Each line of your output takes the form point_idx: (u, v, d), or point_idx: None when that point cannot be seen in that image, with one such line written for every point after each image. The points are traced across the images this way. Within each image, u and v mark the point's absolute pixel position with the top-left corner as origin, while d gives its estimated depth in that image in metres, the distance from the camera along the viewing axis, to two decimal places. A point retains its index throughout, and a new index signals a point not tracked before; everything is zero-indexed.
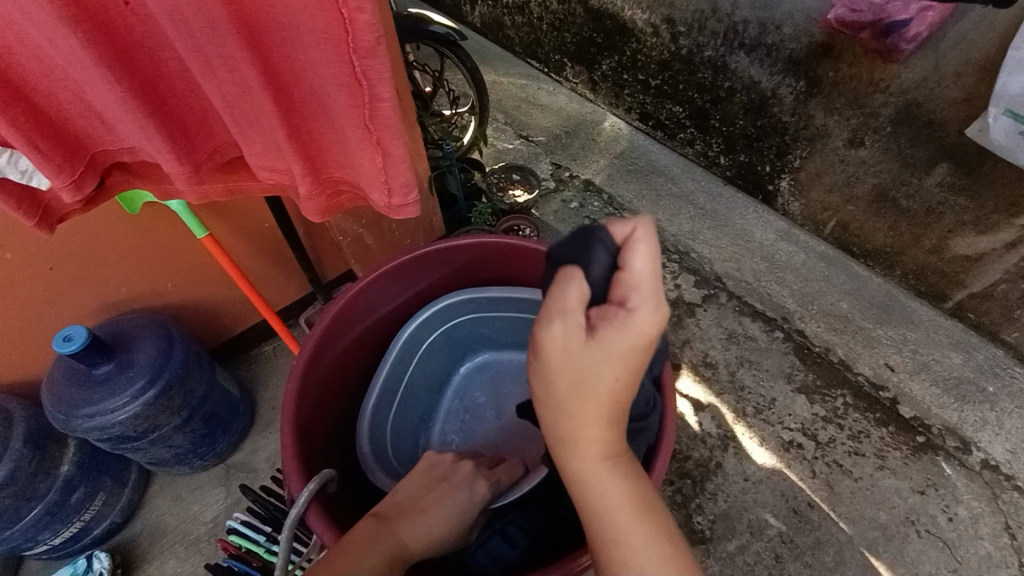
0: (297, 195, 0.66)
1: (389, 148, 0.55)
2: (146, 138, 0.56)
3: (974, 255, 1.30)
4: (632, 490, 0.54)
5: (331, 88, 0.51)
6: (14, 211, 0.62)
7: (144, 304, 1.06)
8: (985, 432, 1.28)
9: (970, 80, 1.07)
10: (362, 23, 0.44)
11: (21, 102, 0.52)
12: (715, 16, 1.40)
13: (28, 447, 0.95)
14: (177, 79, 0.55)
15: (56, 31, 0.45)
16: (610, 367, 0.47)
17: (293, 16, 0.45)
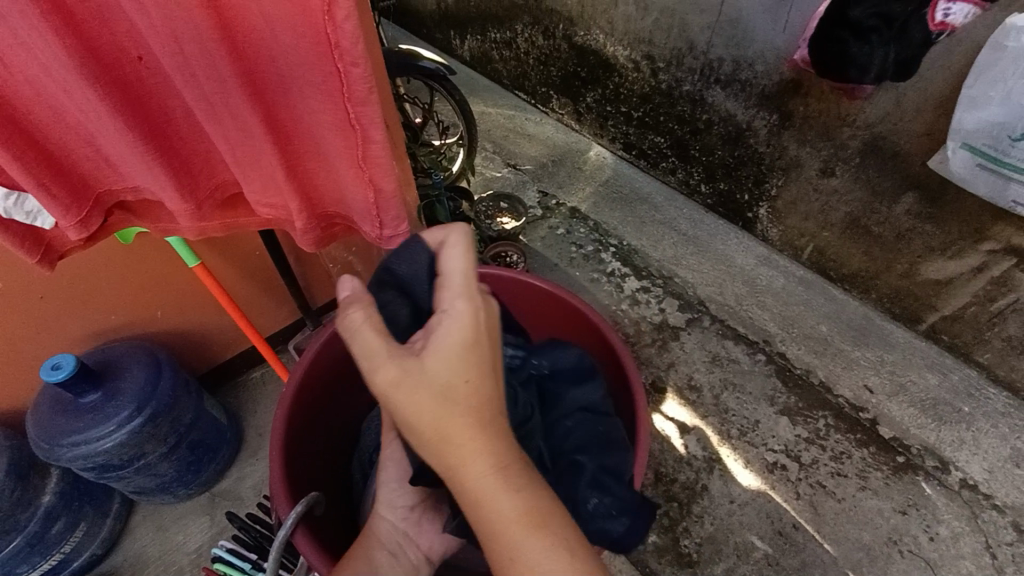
0: (293, 229, 0.68)
1: (382, 185, 0.59)
2: (150, 177, 0.59)
3: (944, 279, 1.35)
4: (521, 503, 0.46)
5: (327, 132, 0.54)
6: (16, 247, 0.64)
7: (135, 332, 1.07)
8: (963, 452, 1.31)
9: (930, 115, 1.14)
10: (356, 76, 0.48)
11: (35, 147, 0.55)
12: (692, 54, 1.48)
13: (10, 477, 0.93)
14: (183, 124, 0.58)
15: (72, 83, 0.49)
16: (449, 365, 0.45)
17: (293, 70, 0.49)
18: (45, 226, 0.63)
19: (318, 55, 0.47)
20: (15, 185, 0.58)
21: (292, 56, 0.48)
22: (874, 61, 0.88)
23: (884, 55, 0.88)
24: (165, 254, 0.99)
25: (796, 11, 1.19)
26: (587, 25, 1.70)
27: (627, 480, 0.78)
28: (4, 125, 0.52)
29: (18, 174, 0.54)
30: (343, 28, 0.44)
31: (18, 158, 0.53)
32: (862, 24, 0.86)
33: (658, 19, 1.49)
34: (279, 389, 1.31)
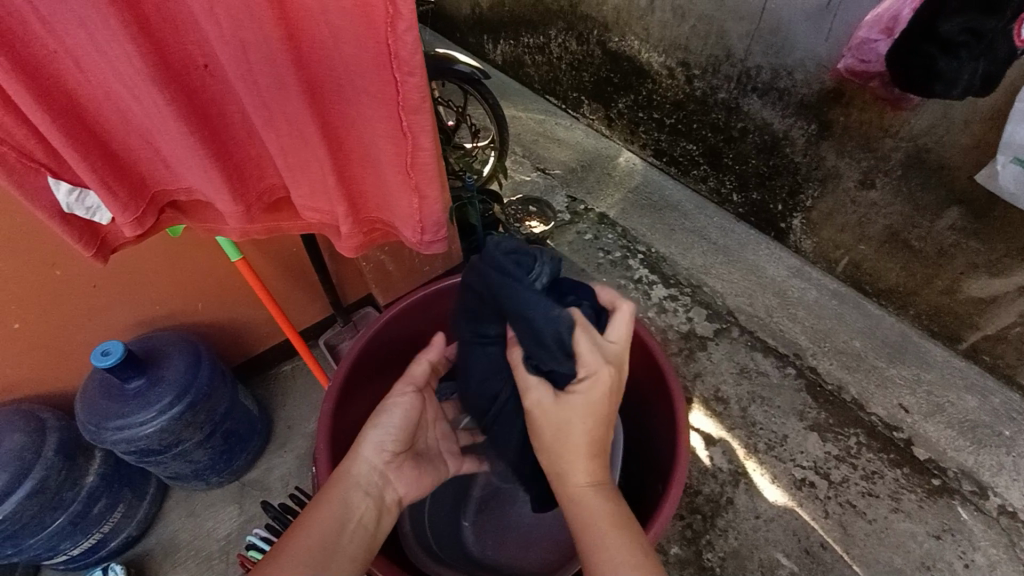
0: (335, 233, 0.70)
1: (426, 192, 0.60)
2: (205, 179, 0.61)
3: (987, 298, 1.31)
4: (611, 509, 0.62)
5: (379, 140, 0.56)
6: (75, 241, 0.66)
7: (175, 323, 1.11)
8: (1002, 477, 1.26)
9: (979, 127, 1.11)
10: (411, 85, 0.50)
11: (101, 147, 0.58)
12: (729, 61, 1.46)
13: (59, 457, 0.97)
14: (239, 128, 0.60)
15: (143, 89, 0.51)
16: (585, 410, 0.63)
17: (351, 78, 0.51)
18: (101, 221, 0.66)
19: (377, 65, 0.49)
20: (78, 182, 0.61)
21: (351, 65, 0.50)
22: (962, 78, 0.82)
23: (972, 71, 0.81)
24: (208, 249, 1.03)
25: (840, 19, 1.17)
26: (621, 31, 1.70)
27: (666, 487, 0.78)
28: (76, 126, 0.54)
29: (83, 173, 0.57)
30: (404, 38, 0.46)
31: (85, 157, 0.56)
32: (951, 39, 0.80)
33: (695, 26, 1.48)
34: (308, 383, 1.35)
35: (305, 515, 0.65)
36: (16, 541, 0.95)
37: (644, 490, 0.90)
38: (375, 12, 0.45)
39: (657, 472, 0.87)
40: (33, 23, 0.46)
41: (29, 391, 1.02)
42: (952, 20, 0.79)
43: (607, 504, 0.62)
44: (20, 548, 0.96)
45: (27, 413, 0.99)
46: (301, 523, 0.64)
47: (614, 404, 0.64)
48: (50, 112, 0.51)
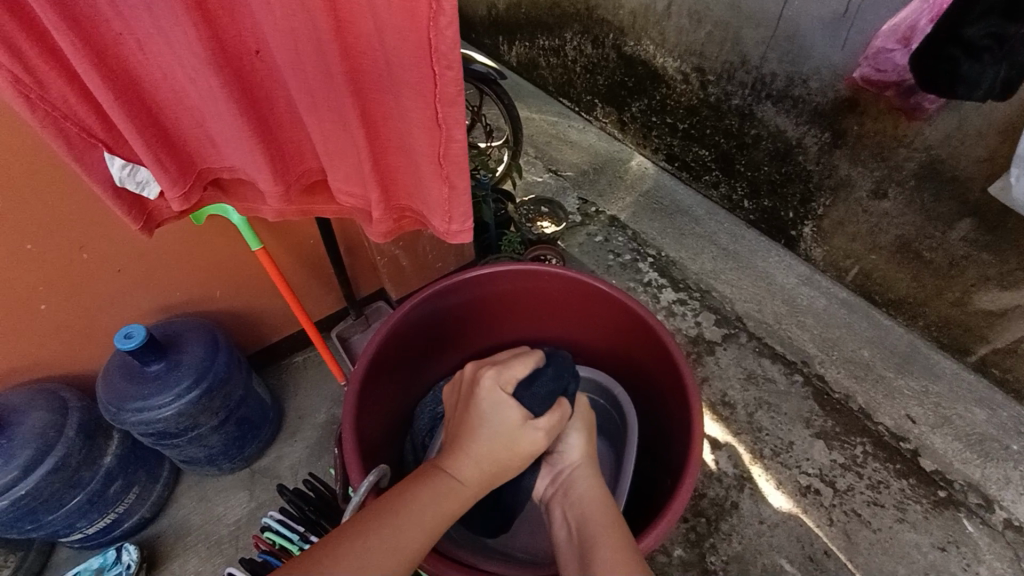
0: (367, 219, 0.71)
1: (456, 183, 0.60)
2: (251, 159, 0.63)
3: (998, 311, 1.31)
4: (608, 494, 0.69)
5: (414, 130, 0.57)
6: (123, 214, 0.67)
7: (195, 309, 1.13)
8: (1008, 491, 1.26)
9: (995, 140, 1.11)
10: (449, 79, 0.50)
11: (155, 126, 0.59)
12: (744, 68, 1.47)
13: (79, 436, 0.99)
14: (284, 115, 0.61)
15: (199, 70, 0.53)
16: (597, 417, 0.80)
17: (393, 70, 0.52)
18: (150, 195, 0.67)
19: (418, 57, 0.49)
20: (131, 158, 0.63)
21: (394, 56, 0.50)
22: (984, 83, 0.82)
23: (994, 76, 0.82)
24: (229, 237, 1.04)
25: (858, 28, 1.18)
26: (637, 35, 1.71)
27: (680, 477, 0.79)
28: (134, 104, 0.56)
29: (138, 149, 0.59)
30: (444, 34, 0.46)
31: (141, 132, 0.58)
32: (975, 44, 0.80)
33: (712, 32, 1.49)
34: (318, 374, 1.36)
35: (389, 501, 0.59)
36: (37, 517, 0.97)
37: (657, 487, 0.90)
38: (418, 8, 0.46)
39: (670, 469, 0.87)
40: (102, 5, 0.49)
41: (50, 371, 1.04)
42: (975, 26, 0.79)
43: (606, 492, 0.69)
44: (39, 523, 0.98)
45: (49, 392, 1.00)
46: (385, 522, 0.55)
47: None
48: (113, 90, 0.54)
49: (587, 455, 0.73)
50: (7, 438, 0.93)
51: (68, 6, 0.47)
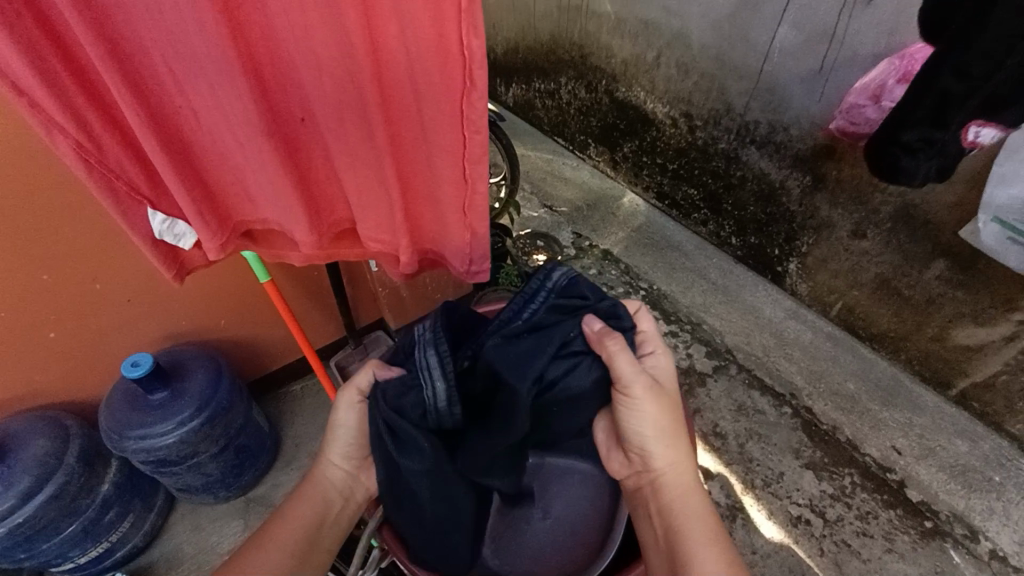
0: (392, 262, 0.75)
1: (477, 229, 0.67)
2: (289, 212, 0.66)
3: (975, 346, 1.37)
4: (703, 502, 0.70)
5: (445, 184, 0.63)
6: (159, 265, 0.70)
7: (199, 338, 1.15)
8: (993, 522, 1.29)
9: (961, 187, 1.20)
10: (476, 142, 0.57)
11: (200, 184, 0.63)
12: (729, 115, 1.57)
13: (79, 463, 1.00)
14: (320, 170, 0.66)
15: (250, 137, 0.58)
16: (669, 393, 0.74)
17: (429, 136, 0.59)
18: (184, 246, 0.70)
19: (451, 124, 0.57)
20: (172, 212, 0.66)
21: (431, 124, 0.58)
22: (919, 175, 0.89)
23: (929, 169, 0.88)
24: (238, 269, 1.08)
25: (832, 83, 1.28)
26: (628, 82, 1.81)
27: None
28: (184, 166, 0.60)
29: (185, 207, 0.62)
30: (475, 106, 0.54)
31: (189, 192, 0.62)
32: (911, 145, 0.87)
33: (698, 82, 1.59)
34: (316, 401, 1.38)
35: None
36: (31, 545, 0.97)
37: None
38: (454, 86, 0.54)
39: None
40: (166, 80, 0.53)
41: (52, 398, 1.05)
42: (910, 131, 0.86)
43: (700, 500, 0.70)
44: (33, 553, 0.98)
45: (51, 419, 1.01)
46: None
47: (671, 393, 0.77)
48: (168, 156, 0.58)
49: (675, 459, 0.72)
50: (9, 464, 0.93)
51: (136, 80, 0.52)
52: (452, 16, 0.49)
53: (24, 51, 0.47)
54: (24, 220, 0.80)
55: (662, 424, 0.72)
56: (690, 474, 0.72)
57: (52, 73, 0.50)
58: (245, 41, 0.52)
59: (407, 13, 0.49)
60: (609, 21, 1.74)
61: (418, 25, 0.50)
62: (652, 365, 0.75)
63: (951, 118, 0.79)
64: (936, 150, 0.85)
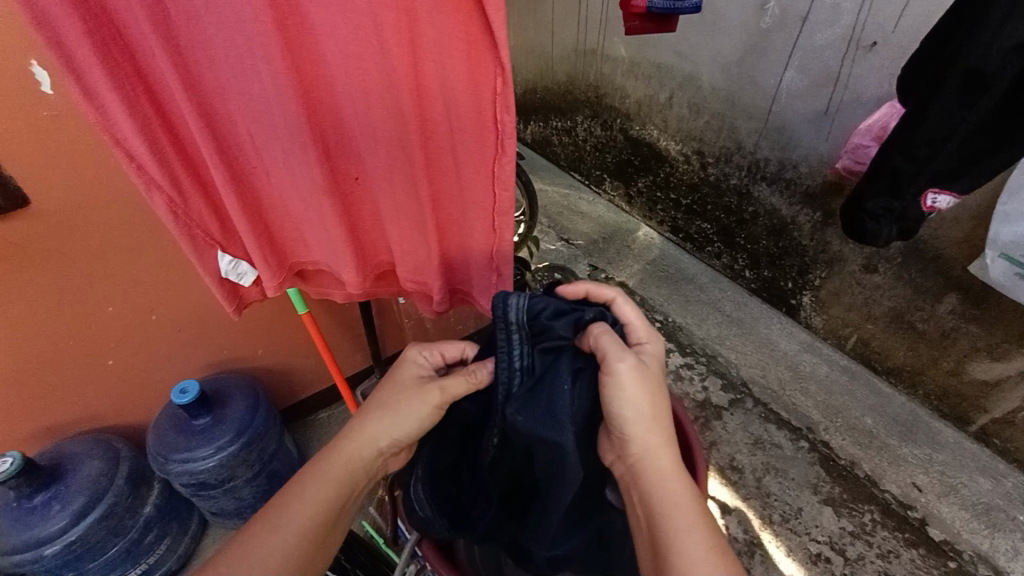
0: (425, 301, 0.81)
1: (503, 272, 0.72)
2: (339, 257, 0.74)
3: (992, 381, 1.38)
4: (692, 492, 0.62)
5: (475, 235, 0.69)
6: (222, 300, 0.77)
7: (238, 366, 1.22)
8: (1019, 563, 1.27)
9: (969, 224, 1.23)
10: (505, 198, 0.63)
11: (265, 232, 0.71)
12: (740, 153, 1.63)
13: (127, 484, 1.07)
14: (369, 221, 0.73)
15: (312, 193, 0.66)
16: (656, 373, 0.68)
17: (466, 191, 0.65)
18: (246, 283, 0.77)
19: (484, 182, 0.63)
20: (237, 254, 0.74)
21: (468, 182, 0.64)
22: (881, 235, 0.96)
23: (890, 231, 0.95)
24: (278, 302, 1.15)
25: (839, 123, 1.33)
26: (642, 121, 1.89)
27: None
28: (255, 216, 0.68)
29: (252, 251, 0.70)
30: (505, 167, 0.60)
31: (256, 238, 0.69)
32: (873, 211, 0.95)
33: (709, 121, 1.66)
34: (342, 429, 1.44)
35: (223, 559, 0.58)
36: (78, 565, 1.02)
37: None
38: (487, 150, 0.60)
39: None
40: (246, 144, 0.61)
41: (102, 423, 1.11)
42: (871, 200, 0.94)
43: (688, 490, 0.61)
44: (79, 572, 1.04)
45: (104, 442, 1.08)
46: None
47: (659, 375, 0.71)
48: (243, 208, 0.66)
49: (662, 440, 0.64)
50: (64, 485, 1.00)
51: (222, 143, 0.60)
52: (490, 95, 0.55)
53: (138, 125, 0.56)
54: (95, 259, 0.88)
55: (651, 406, 0.65)
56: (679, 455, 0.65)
57: (155, 140, 0.58)
58: (313, 110, 0.60)
59: (452, 92, 0.56)
60: (623, 64, 1.83)
61: (460, 102, 0.57)
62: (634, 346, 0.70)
63: (904, 190, 0.89)
64: (897, 216, 0.93)
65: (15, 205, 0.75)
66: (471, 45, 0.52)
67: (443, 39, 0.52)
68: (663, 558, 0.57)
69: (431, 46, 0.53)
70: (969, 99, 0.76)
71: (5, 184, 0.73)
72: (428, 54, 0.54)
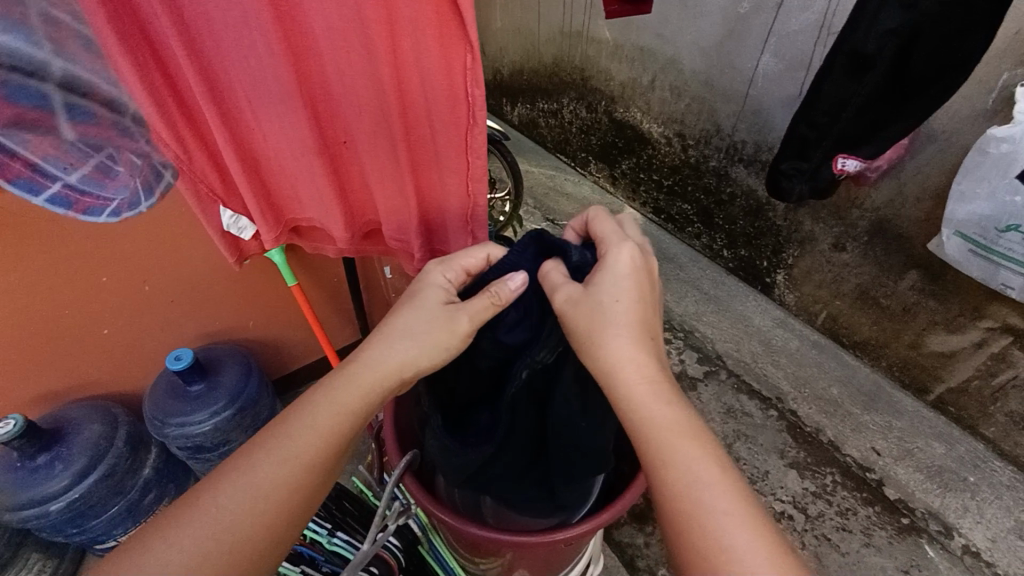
0: (408, 260, 0.87)
1: (478, 235, 0.78)
2: (330, 216, 0.79)
3: (948, 352, 1.46)
4: (675, 411, 0.59)
5: (450, 199, 0.75)
6: (224, 251, 0.82)
7: (230, 338, 1.26)
8: (966, 519, 1.36)
9: (929, 204, 1.31)
10: (478, 165, 0.68)
11: (263, 190, 0.75)
12: (718, 135, 1.68)
13: (126, 447, 1.13)
14: (357, 183, 0.78)
15: (304, 156, 0.70)
16: (615, 289, 0.66)
17: (442, 159, 0.70)
18: (245, 237, 0.82)
19: (458, 151, 0.69)
20: (237, 210, 0.78)
21: (443, 150, 0.69)
22: (795, 193, 1.18)
23: (802, 190, 1.17)
24: (270, 275, 1.20)
25: None
26: (626, 104, 1.93)
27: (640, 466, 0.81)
28: (253, 175, 0.73)
29: (252, 207, 0.75)
30: (476, 136, 0.66)
31: (255, 194, 0.74)
32: (789, 173, 1.17)
33: (690, 104, 1.71)
34: None
35: (241, 461, 0.59)
36: (82, 522, 1.11)
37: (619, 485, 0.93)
38: (460, 121, 0.65)
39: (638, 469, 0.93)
40: (244, 108, 0.65)
41: (100, 390, 1.16)
42: (788, 163, 1.16)
43: (670, 409, 0.59)
44: (82, 529, 1.12)
45: (102, 408, 1.13)
46: (249, 504, 0.57)
47: (636, 281, 0.67)
48: (242, 166, 0.70)
49: (638, 361, 0.62)
50: (66, 447, 1.04)
51: (221, 106, 0.64)
52: (461, 71, 0.61)
53: (147, 90, 0.60)
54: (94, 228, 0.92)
55: (615, 326, 0.64)
56: (658, 379, 0.61)
57: (162, 103, 0.62)
58: (303, 80, 0.64)
59: (426, 67, 0.61)
60: (608, 47, 1.86)
61: (434, 78, 0.61)
62: (604, 271, 0.67)
63: (814, 156, 1.11)
64: (809, 178, 1.14)
65: None
66: (441, 24, 0.57)
67: (416, 20, 0.57)
68: (658, 491, 0.56)
69: (405, 24, 0.57)
70: (857, 74, 0.96)
71: None
72: (404, 34, 0.58)
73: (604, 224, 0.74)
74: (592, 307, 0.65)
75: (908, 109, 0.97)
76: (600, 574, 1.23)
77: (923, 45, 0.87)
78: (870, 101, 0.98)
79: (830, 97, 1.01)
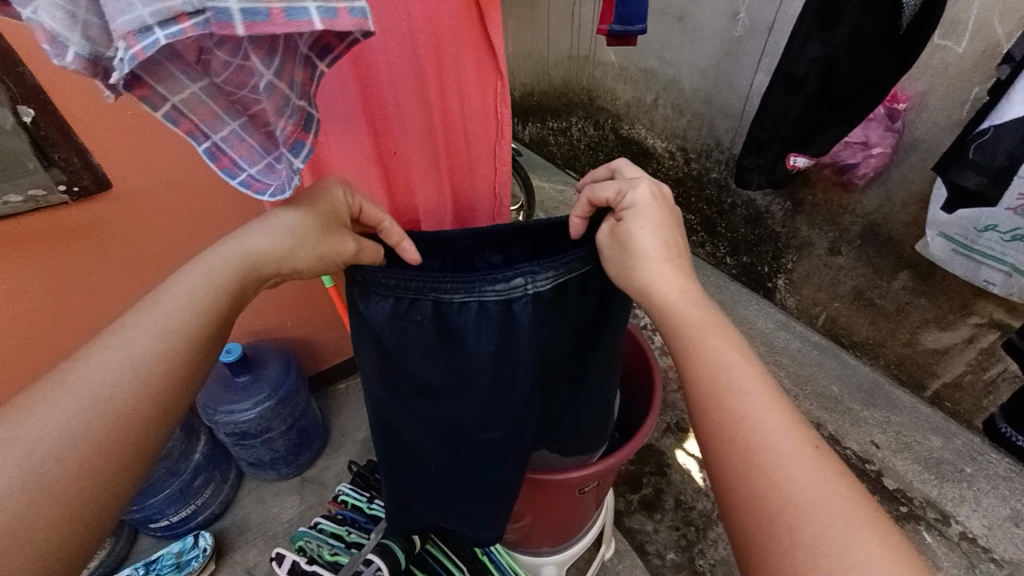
0: None
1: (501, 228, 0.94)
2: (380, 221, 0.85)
3: (941, 349, 1.54)
4: (704, 313, 0.56)
5: (480, 199, 0.89)
6: None
7: (272, 339, 1.38)
8: (963, 508, 1.42)
9: (914, 208, 1.41)
10: (504, 170, 0.85)
11: None
12: (718, 149, 1.79)
13: (182, 433, 1.25)
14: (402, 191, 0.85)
15: (364, 166, 0.78)
16: (642, 218, 0.64)
17: (475, 165, 0.84)
18: None
19: (489, 157, 0.84)
20: None
21: (476, 157, 0.83)
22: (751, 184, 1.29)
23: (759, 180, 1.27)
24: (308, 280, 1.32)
25: None
26: (632, 121, 2.06)
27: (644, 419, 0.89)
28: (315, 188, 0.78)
29: None
30: (504, 144, 0.82)
31: None
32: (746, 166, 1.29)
33: (691, 120, 1.83)
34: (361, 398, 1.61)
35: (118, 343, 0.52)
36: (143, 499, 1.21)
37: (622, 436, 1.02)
38: (492, 132, 0.81)
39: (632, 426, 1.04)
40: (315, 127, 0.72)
41: None
42: (747, 158, 1.27)
43: (701, 311, 0.56)
44: (142, 506, 1.22)
45: None
46: (107, 410, 0.49)
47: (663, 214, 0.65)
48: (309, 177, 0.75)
49: (667, 274, 0.59)
50: None
51: None
52: (492, 96, 0.77)
53: None
54: (163, 234, 1.08)
55: (641, 246, 0.62)
56: (691, 288, 0.58)
57: None
58: (367, 101, 0.73)
59: (466, 92, 0.76)
60: (613, 69, 2.01)
61: (472, 98, 0.77)
62: (626, 204, 0.66)
63: (765, 151, 1.23)
64: (766, 168, 1.25)
65: (101, 188, 0.95)
66: (480, 59, 0.73)
67: (459, 54, 0.72)
68: (688, 393, 0.53)
69: (451, 58, 0.72)
70: (793, 91, 1.11)
71: (95, 170, 0.92)
72: (450, 63, 0.72)
73: (609, 183, 0.69)
74: (617, 238, 0.66)
75: (836, 117, 1.11)
76: (612, 557, 1.32)
77: (843, 64, 1.02)
78: (808, 108, 1.12)
79: (775, 107, 1.15)
